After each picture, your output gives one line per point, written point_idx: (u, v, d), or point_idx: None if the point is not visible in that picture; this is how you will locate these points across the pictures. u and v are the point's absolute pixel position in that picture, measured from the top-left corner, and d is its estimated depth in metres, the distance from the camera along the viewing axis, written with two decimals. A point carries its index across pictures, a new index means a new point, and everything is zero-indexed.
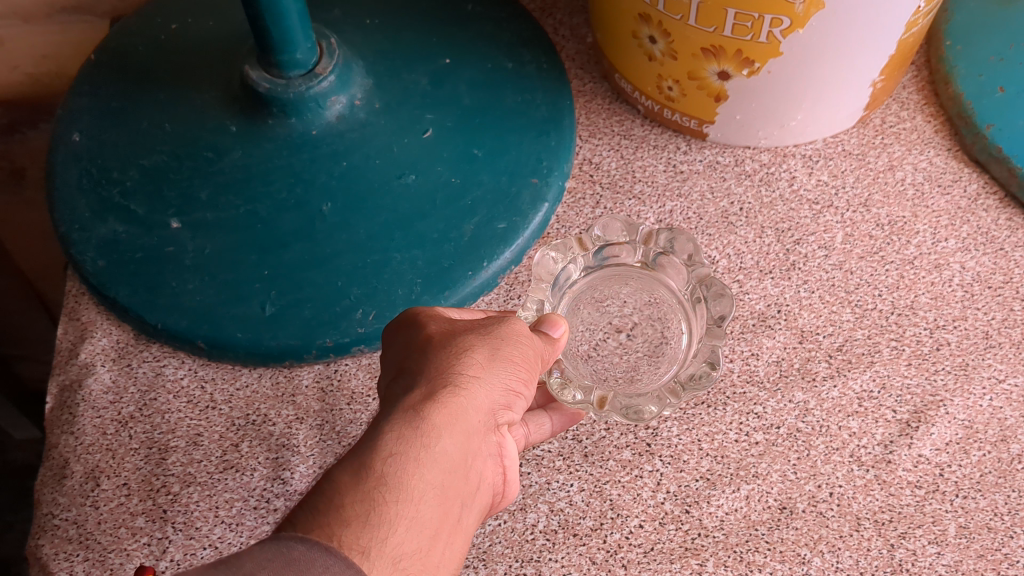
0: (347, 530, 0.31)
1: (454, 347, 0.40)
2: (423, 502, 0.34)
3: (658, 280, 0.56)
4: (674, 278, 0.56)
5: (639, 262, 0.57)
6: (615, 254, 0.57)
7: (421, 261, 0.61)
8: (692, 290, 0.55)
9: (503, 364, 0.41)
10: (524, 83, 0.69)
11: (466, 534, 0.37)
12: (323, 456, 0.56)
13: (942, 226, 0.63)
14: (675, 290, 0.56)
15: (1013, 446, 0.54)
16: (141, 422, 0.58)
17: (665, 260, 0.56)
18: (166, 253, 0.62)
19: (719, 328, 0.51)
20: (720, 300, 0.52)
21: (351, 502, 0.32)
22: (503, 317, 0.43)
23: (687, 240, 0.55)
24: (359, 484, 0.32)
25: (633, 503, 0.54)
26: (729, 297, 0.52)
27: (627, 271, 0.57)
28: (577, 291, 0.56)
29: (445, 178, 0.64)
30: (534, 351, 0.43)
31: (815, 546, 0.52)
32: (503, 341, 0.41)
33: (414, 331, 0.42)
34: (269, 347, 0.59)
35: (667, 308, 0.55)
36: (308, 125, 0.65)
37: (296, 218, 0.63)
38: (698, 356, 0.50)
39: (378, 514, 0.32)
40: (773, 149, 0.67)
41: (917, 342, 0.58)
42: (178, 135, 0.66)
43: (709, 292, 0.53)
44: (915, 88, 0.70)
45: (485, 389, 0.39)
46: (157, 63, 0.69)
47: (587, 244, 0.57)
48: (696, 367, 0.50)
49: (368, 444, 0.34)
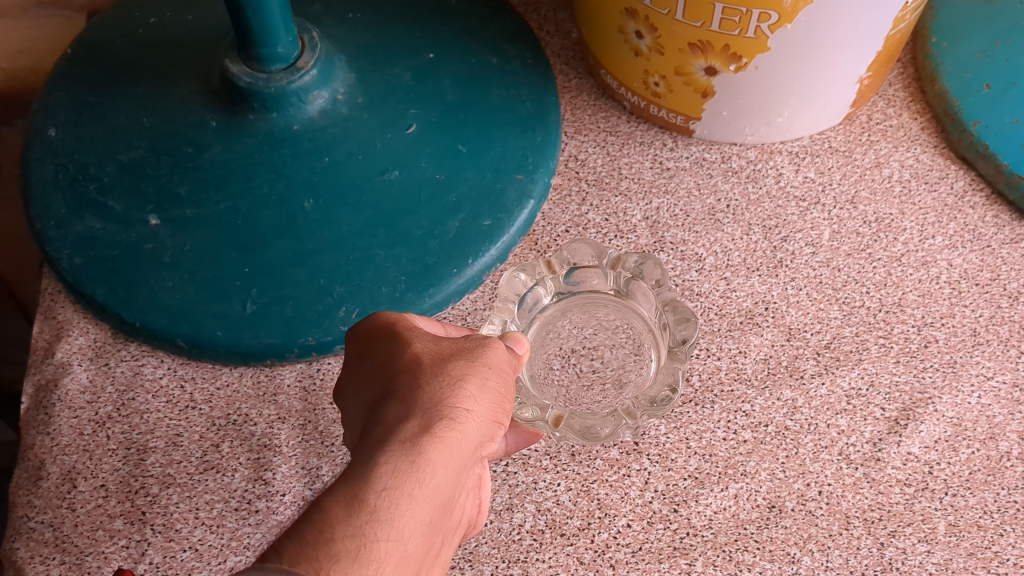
0: (336, 566, 0.30)
1: (445, 372, 0.38)
2: (411, 541, 0.32)
3: (631, 312, 0.57)
4: (645, 305, 0.56)
5: (611, 288, 0.58)
6: (586, 279, 0.58)
7: (405, 259, 0.60)
8: (661, 315, 0.55)
9: (489, 395, 0.40)
10: (509, 79, 0.68)
11: (443, 566, 0.36)
12: (305, 457, 0.55)
13: (929, 223, 0.63)
14: (646, 317, 0.56)
15: (1003, 443, 0.54)
16: (119, 423, 0.57)
17: (635, 286, 0.57)
18: (145, 250, 0.61)
19: (682, 351, 0.52)
20: (685, 324, 0.53)
21: (341, 538, 0.30)
22: (489, 340, 0.42)
23: (654, 265, 0.56)
24: (351, 518, 0.31)
25: (621, 502, 0.53)
26: (694, 321, 0.52)
27: (599, 297, 0.58)
28: (546, 315, 0.57)
29: (429, 174, 0.63)
30: (513, 380, 0.42)
31: (805, 545, 0.51)
32: (490, 370, 0.40)
33: (398, 346, 0.40)
34: (250, 345, 0.58)
35: (638, 337, 0.56)
36: (289, 120, 0.64)
37: (277, 214, 0.62)
38: (659, 380, 0.52)
39: (367, 552, 0.31)
40: (759, 145, 0.67)
41: (905, 339, 0.58)
42: (157, 130, 0.65)
43: (676, 316, 0.54)
44: (901, 85, 0.69)
45: (478, 420, 0.38)
46: (135, 57, 0.68)
47: (556, 267, 0.58)
48: (658, 391, 0.51)
49: (360, 474, 0.33)
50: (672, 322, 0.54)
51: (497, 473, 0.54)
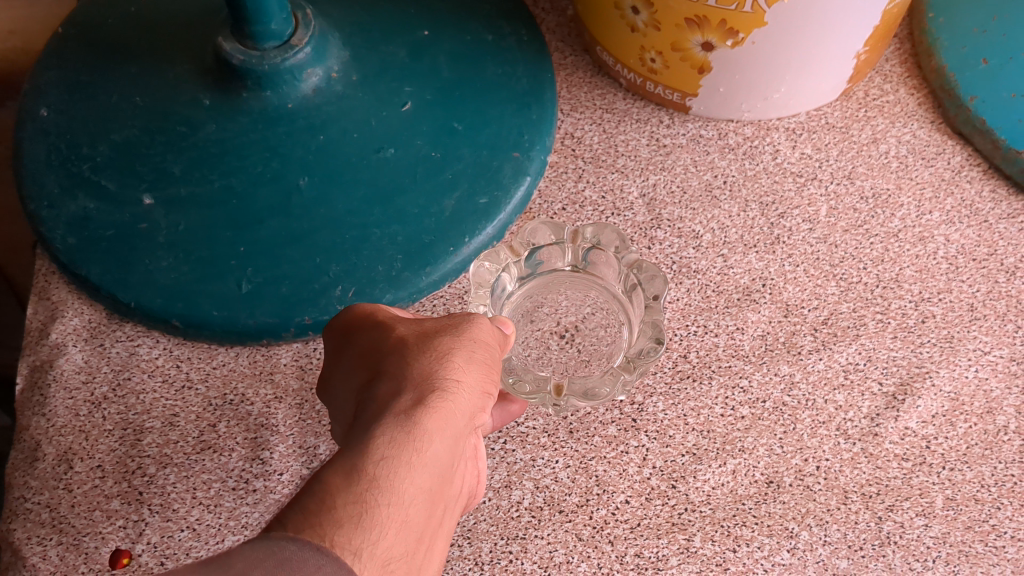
0: (340, 531, 0.29)
1: (432, 347, 0.38)
2: (414, 506, 0.32)
3: (597, 282, 0.59)
4: (606, 272, 0.59)
5: (569, 264, 0.60)
6: (547, 260, 0.60)
7: (401, 237, 0.60)
8: (624, 279, 0.58)
9: (478, 367, 0.39)
10: (504, 56, 0.68)
11: (448, 536, 0.35)
12: (302, 436, 0.55)
13: (926, 199, 0.63)
14: (608, 284, 0.59)
15: (1000, 417, 0.54)
16: (115, 403, 0.56)
17: (595, 256, 0.59)
18: (140, 230, 0.60)
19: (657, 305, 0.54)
20: (654, 280, 0.56)
21: (342, 504, 0.29)
22: (473, 318, 0.42)
23: (612, 233, 0.58)
24: (351, 486, 0.30)
25: (619, 478, 0.53)
26: (662, 276, 0.55)
27: (560, 275, 0.60)
28: (515, 301, 0.59)
29: (424, 152, 0.63)
30: (501, 356, 0.42)
31: (803, 520, 0.51)
32: (477, 344, 0.40)
33: (382, 332, 0.40)
34: (246, 325, 0.57)
35: (609, 306, 0.58)
36: (283, 98, 0.63)
37: (272, 192, 0.61)
38: (643, 332, 0.54)
39: (370, 516, 0.30)
40: (756, 122, 0.67)
41: (902, 314, 0.58)
42: (150, 109, 0.64)
43: (642, 275, 0.57)
44: (898, 61, 0.69)
45: (470, 390, 0.37)
46: (126, 35, 0.67)
47: (519, 250, 0.59)
48: (644, 343, 0.53)
49: (356, 447, 0.32)
50: (640, 282, 0.57)
51: (496, 451, 0.54)
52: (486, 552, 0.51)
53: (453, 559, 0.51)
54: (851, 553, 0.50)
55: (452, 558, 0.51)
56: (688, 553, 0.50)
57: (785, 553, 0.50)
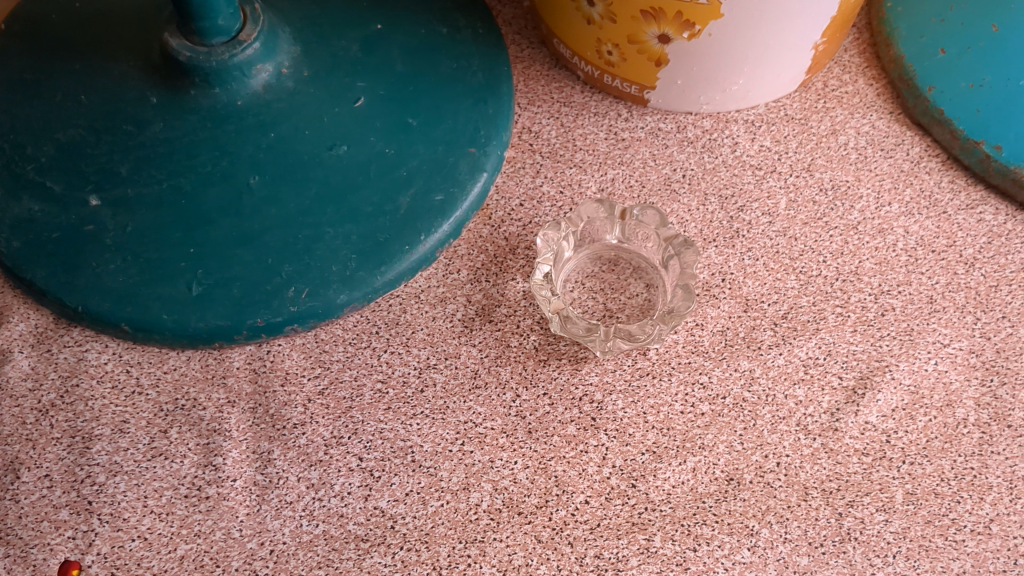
0: None
1: None
2: None
3: (634, 248, 0.61)
4: (645, 242, 0.60)
5: (616, 236, 0.61)
6: (598, 230, 0.61)
7: (356, 236, 0.59)
8: (663, 252, 0.59)
9: None
10: (460, 49, 0.67)
11: None
12: (256, 441, 0.54)
13: (885, 190, 0.62)
14: (648, 253, 0.60)
15: (959, 410, 0.54)
16: (63, 410, 0.55)
17: (638, 230, 0.60)
18: (86, 232, 0.59)
19: (688, 271, 0.56)
20: (685, 249, 0.57)
21: None
22: None
23: (652, 215, 0.59)
24: None
25: (579, 478, 0.52)
26: (693, 246, 0.56)
27: (608, 245, 0.61)
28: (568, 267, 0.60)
29: (378, 149, 0.62)
30: None
31: (764, 518, 0.51)
32: None
33: None
34: (197, 328, 0.56)
35: (642, 270, 0.60)
36: (232, 95, 0.62)
37: (222, 192, 0.60)
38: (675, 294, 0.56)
39: None
40: (715, 115, 0.66)
41: (862, 308, 0.58)
42: (96, 108, 0.63)
43: (675, 245, 0.58)
44: (857, 51, 0.69)
45: None
46: (70, 32, 0.66)
47: (629, 217, 0.60)
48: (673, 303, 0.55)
49: None
50: (673, 251, 0.58)
51: (454, 453, 0.53)
52: (444, 557, 0.50)
53: (411, 564, 0.50)
54: (811, 550, 0.50)
55: (410, 563, 0.50)
56: (649, 553, 0.50)
57: (745, 551, 0.50)
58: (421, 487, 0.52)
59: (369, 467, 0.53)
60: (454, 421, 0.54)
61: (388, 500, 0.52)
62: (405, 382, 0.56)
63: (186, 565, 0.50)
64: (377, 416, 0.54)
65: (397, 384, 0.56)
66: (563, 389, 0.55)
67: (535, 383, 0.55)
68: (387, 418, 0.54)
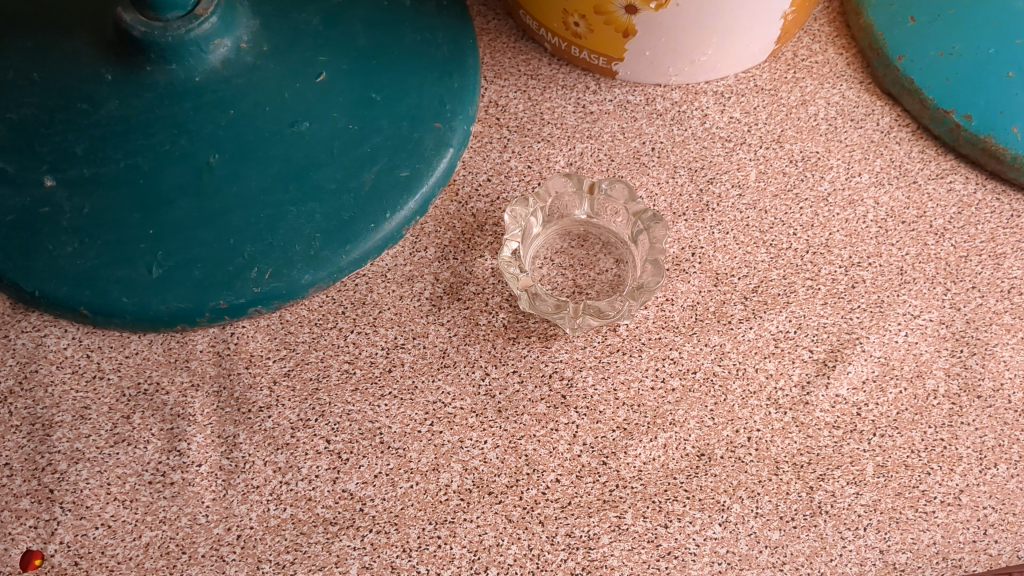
0: None
1: None
2: None
3: (603, 223, 0.60)
4: (614, 217, 0.59)
5: (585, 211, 0.60)
6: (566, 205, 0.60)
7: (319, 215, 0.58)
8: (634, 226, 0.58)
9: None
10: (424, 22, 0.65)
11: None
12: (222, 425, 0.53)
13: (855, 160, 0.62)
14: (618, 228, 0.59)
15: (929, 381, 0.54)
16: (22, 397, 0.53)
17: (608, 205, 0.59)
18: (42, 214, 0.57)
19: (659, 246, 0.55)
20: (656, 223, 0.56)
21: None
22: None
23: (621, 190, 0.57)
24: None
25: (549, 457, 0.52)
26: (663, 220, 0.55)
27: (577, 220, 0.60)
28: (537, 243, 0.59)
29: (341, 125, 0.61)
30: None
31: (735, 493, 0.50)
32: None
33: None
34: (158, 311, 0.55)
35: (612, 245, 0.59)
36: (190, 72, 0.60)
37: (181, 172, 0.59)
38: (646, 270, 0.55)
39: None
40: (684, 87, 0.65)
41: (832, 280, 0.57)
42: (50, 87, 0.61)
43: (645, 219, 0.57)
44: (826, 20, 0.69)
45: None
46: (21, 10, 0.64)
47: (598, 191, 0.59)
48: (645, 279, 0.54)
49: None
50: (643, 225, 0.57)
51: (422, 433, 0.52)
52: (414, 539, 0.49)
53: (380, 546, 0.49)
54: (783, 524, 0.50)
55: (379, 545, 0.49)
56: (620, 530, 0.49)
57: (716, 526, 0.50)
58: (390, 469, 0.51)
59: (336, 450, 0.52)
60: (422, 402, 0.53)
61: (356, 483, 0.51)
62: (372, 362, 0.55)
63: (152, 552, 0.49)
64: (345, 398, 0.54)
65: (365, 364, 0.55)
66: (533, 367, 0.54)
67: (504, 360, 0.55)
68: (354, 399, 0.54)
